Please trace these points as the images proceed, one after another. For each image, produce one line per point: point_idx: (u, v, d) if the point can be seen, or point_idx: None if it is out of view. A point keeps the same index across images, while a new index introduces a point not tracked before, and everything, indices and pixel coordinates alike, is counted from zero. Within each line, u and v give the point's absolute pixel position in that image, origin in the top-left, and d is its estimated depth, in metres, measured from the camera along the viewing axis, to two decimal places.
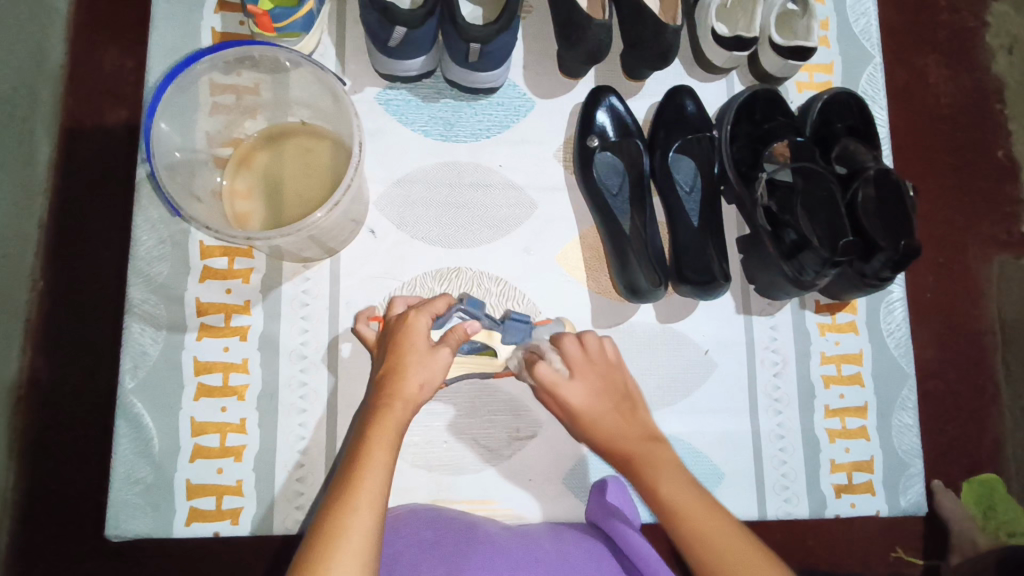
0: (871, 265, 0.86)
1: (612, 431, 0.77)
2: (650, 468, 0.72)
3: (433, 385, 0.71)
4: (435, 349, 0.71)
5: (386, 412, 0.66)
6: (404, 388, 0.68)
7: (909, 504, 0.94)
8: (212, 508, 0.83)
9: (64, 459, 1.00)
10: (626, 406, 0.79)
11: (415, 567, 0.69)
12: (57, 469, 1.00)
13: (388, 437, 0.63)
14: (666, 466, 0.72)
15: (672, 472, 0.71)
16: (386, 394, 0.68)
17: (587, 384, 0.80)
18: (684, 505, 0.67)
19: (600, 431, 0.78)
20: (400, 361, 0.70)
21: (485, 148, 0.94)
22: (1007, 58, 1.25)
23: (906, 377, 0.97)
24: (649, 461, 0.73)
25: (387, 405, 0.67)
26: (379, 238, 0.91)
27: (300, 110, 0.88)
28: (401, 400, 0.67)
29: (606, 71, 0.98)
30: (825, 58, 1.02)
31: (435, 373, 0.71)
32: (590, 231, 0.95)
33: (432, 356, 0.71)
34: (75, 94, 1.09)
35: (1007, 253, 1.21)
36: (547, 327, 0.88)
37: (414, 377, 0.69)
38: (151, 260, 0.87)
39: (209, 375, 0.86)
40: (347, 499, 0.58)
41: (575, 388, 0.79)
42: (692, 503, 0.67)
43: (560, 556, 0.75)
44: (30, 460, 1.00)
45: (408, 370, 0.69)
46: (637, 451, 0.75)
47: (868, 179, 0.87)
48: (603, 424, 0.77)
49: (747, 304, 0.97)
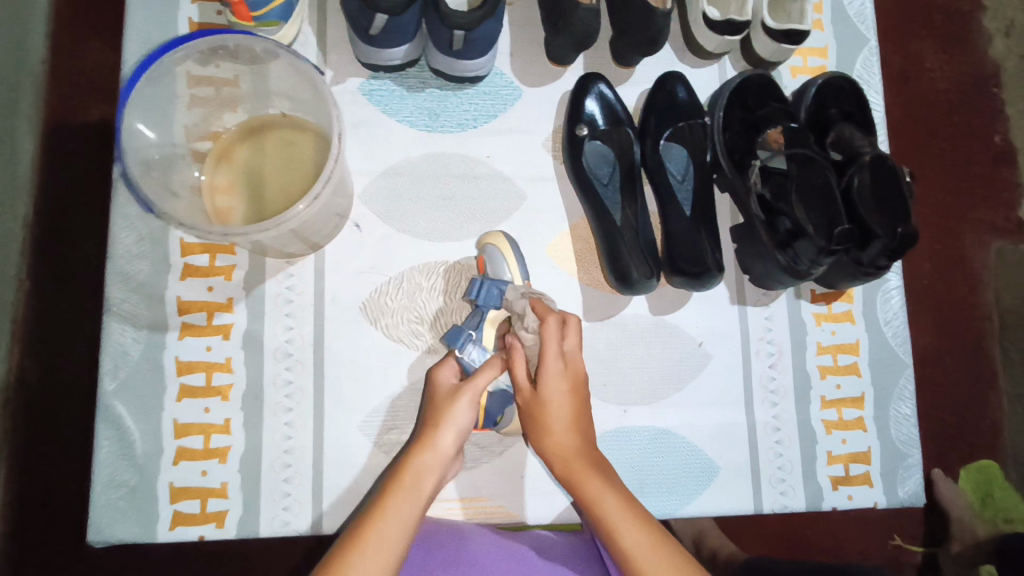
0: (868, 253, 0.84)
1: (559, 423, 0.71)
2: (584, 476, 0.68)
3: (462, 436, 0.70)
4: (457, 390, 0.71)
5: (411, 463, 0.65)
6: (434, 433, 0.68)
7: (907, 495, 0.92)
8: (197, 511, 0.81)
9: (55, 461, 0.98)
10: (586, 407, 0.74)
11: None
12: (48, 471, 0.98)
13: (413, 490, 0.63)
14: (605, 473, 0.69)
15: (610, 481, 0.68)
16: (416, 445, 0.68)
17: (562, 371, 0.72)
18: (619, 518, 0.64)
19: (546, 430, 0.71)
20: (433, 411, 0.71)
21: (472, 139, 0.92)
22: (1004, 41, 1.23)
23: (904, 367, 0.95)
24: (590, 474, 0.68)
25: (411, 455, 0.66)
26: (364, 232, 0.89)
27: (280, 101, 0.85)
28: (433, 451, 0.67)
29: (596, 58, 0.96)
30: (819, 41, 0.99)
31: (462, 423, 0.70)
32: (580, 222, 0.93)
33: (456, 398, 0.70)
34: (57, 90, 1.06)
35: (1004, 238, 1.19)
36: (491, 261, 0.85)
37: (448, 430, 0.68)
38: (130, 258, 0.85)
39: (191, 375, 0.84)
40: (354, 545, 0.58)
41: (548, 367, 0.72)
42: (625, 515, 0.64)
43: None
44: (20, 464, 0.98)
45: (438, 421, 0.69)
46: (575, 454, 0.70)
47: (864, 165, 0.85)
48: (551, 415, 0.71)
49: (742, 294, 0.95)
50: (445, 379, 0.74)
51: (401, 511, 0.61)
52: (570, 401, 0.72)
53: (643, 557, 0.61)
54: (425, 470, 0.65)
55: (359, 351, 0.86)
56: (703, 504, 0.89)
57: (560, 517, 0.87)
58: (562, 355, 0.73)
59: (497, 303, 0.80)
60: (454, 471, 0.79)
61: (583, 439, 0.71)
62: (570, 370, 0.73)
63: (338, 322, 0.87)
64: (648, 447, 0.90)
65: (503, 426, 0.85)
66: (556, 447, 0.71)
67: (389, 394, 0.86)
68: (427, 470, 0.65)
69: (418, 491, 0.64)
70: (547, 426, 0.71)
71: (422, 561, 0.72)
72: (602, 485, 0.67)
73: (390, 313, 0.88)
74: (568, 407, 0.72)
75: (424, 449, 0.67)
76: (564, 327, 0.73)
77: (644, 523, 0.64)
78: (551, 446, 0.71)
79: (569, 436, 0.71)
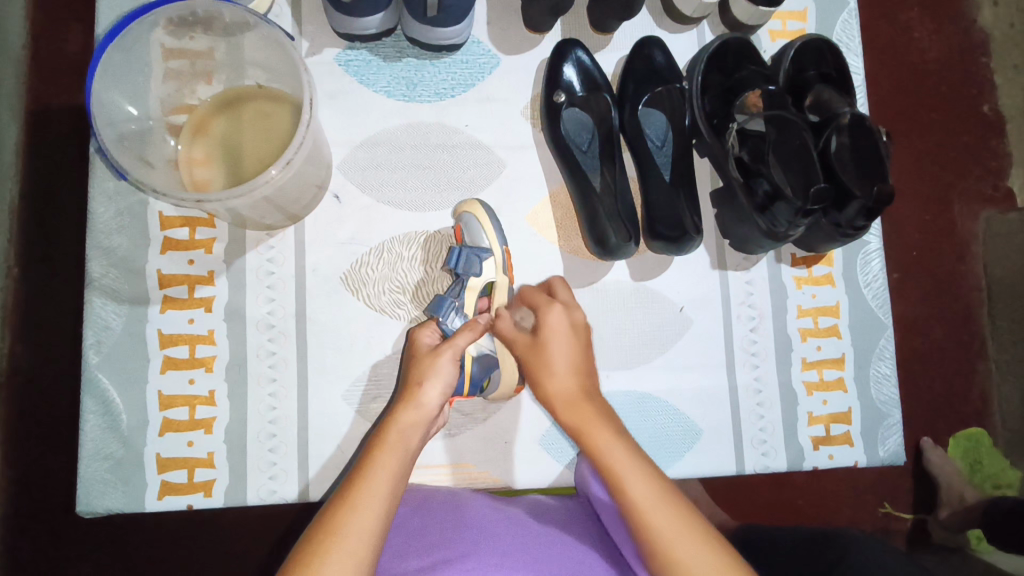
0: (845, 214, 0.83)
1: (561, 365, 0.72)
2: (583, 420, 0.68)
3: (448, 391, 0.70)
4: (439, 351, 0.70)
5: (395, 421, 0.66)
6: (418, 393, 0.68)
7: (887, 454, 0.94)
8: (184, 482, 0.82)
9: (53, 445, 0.99)
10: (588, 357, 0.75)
11: (401, 559, 0.67)
12: (46, 455, 0.98)
13: (398, 446, 0.64)
14: (603, 416, 0.69)
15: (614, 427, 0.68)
16: (401, 402, 0.68)
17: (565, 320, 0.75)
18: (619, 459, 0.64)
19: (544, 376, 0.72)
20: (412, 370, 0.71)
21: (450, 109, 0.92)
22: (993, 10, 1.22)
23: (884, 328, 0.96)
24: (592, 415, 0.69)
25: (396, 412, 0.67)
26: (343, 204, 0.89)
27: (255, 72, 0.85)
28: (417, 407, 0.67)
29: (573, 25, 0.95)
30: (798, 5, 0.99)
31: (447, 378, 0.70)
32: (560, 189, 0.93)
33: (436, 359, 0.70)
34: (37, 72, 1.05)
35: (992, 207, 1.19)
36: (468, 231, 0.85)
37: (432, 386, 0.68)
38: (109, 233, 0.85)
39: (175, 348, 0.84)
40: (347, 500, 0.59)
41: (555, 312, 0.75)
42: (628, 457, 0.65)
43: (546, 543, 0.71)
44: (18, 449, 0.98)
45: (421, 377, 0.69)
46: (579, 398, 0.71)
47: (842, 126, 0.85)
48: (555, 359, 0.72)
49: (722, 259, 0.95)
50: (427, 340, 0.74)
51: (386, 468, 0.62)
52: (572, 349, 0.73)
53: (638, 486, 0.62)
54: (408, 426, 0.66)
55: (342, 323, 0.87)
56: (686, 468, 0.90)
57: (548, 480, 0.88)
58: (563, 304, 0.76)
59: (476, 272, 0.81)
60: (442, 421, 0.82)
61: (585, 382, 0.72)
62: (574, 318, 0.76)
63: (320, 295, 0.87)
64: (632, 412, 0.90)
65: (488, 392, 0.85)
66: (559, 388, 0.72)
67: (370, 363, 0.87)
68: (411, 427, 0.66)
69: (405, 448, 0.64)
70: (548, 367, 0.72)
71: (418, 525, 0.72)
72: (607, 425, 0.68)
73: (371, 284, 0.88)
74: (572, 353, 0.73)
75: (408, 406, 0.67)
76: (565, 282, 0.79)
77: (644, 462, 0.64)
78: (550, 390, 0.72)
79: (567, 380, 0.72)
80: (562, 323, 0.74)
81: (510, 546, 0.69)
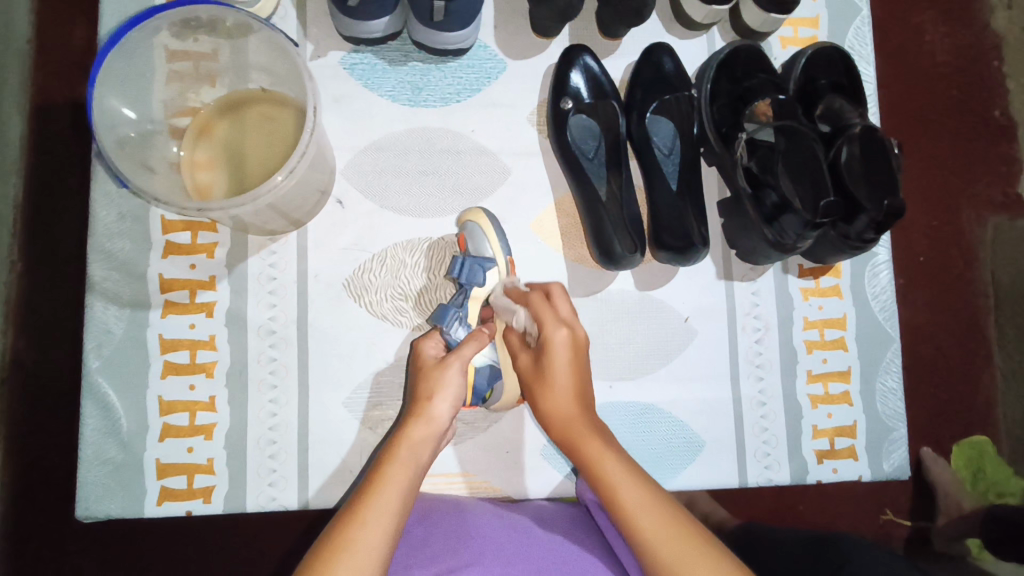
0: (854, 226, 0.83)
1: (561, 389, 0.69)
2: (582, 440, 0.67)
3: (456, 404, 0.69)
4: (446, 363, 0.70)
5: (405, 434, 0.65)
6: (429, 406, 0.67)
7: (892, 469, 0.93)
8: (184, 487, 0.82)
9: (55, 440, 0.98)
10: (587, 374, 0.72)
11: (406, 570, 0.67)
12: (49, 451, 0.98)
13: (408, 460, 0.63)
14: (605, 437, 0.67)
15: (609, 442, 0.66)
16: (411, 415, 0.67)
17: (563, 341, 0.70)
18: (616, 473, 0.63)
19: (542, 401, 0.70)
20: (420, 382, 0.70)
21: (455, 113, 0.91)
22: (1006, 14, 1.20)
23: (891, 341, 0.95)
24: (584, 436, 0.67)
25: (407, 425, 0.66)
26: (346, 209, 0.88)
27: (259, 76, 0.83)
28: (428, 421, 0.67)
29: (582, 29, 0.94)
30: (810, 12, 0.98)
31: (455, 390, 0.69)
32: (566, 197, 0.92)
33: (445, 371, 0.69)
34: (42, 67, 1.04)
35: (1002, 214, 1.17)
36: (473, 238, 0.84)
37: (442, 399, 0.68)
38: (111, 236, 0.85)
39: (175, 353, 0.84)
40: (357, 514, 0.58)
41: (557, 333, 0.70)
42: (624, 474, 0.63)
43: (553, 554, 0.70)
44: (19, 444, 0.98)
45: (430, 391, 0.68)
46: (575, 419, 0.68)
47: (853, 137, 0.83)
48: (554, 382, 0.69)
49: (729, 270, 0.94)
50: (432, 351, 0.73)
51: (397, 482, 0.61)
52: (572, 369, 0.69)
53: (639, 510, 0.60)
54: (419, 440, 0.65)
55: (343, 329, 0.86)
56: (688, 478, 0.90)
57: (550, 492, 0.88)
58: (564, 321, 0.71)
59: (480, 281, 0.80)
60: (449, 437, 0.81)
61: (582, 403, 0.69)
62: (574, 337, 0.70)
63: (322, 300, 0.86)
64: (636, 421, 0.90)
65: (491, 402, 0.84)
66: (555, 411, 0.69)
67: (374, 369, 0.86)
68: (422, 440, 0.65)
69: (415, 462, 0.64)
70: (548, 392, 0.70)
71: (421, 535, 0.71)
72: (600, 445, 0.66)
73: (374, 290, 0.87)
74: (569, 375, 0.69)
75: (418, 418, 0.66)
76: (548, 301, 0.72)
77: (640, 478, 0.63)
78: (550, 412, 0.70)
79: (569, 401, 0.69)
80: (556, 346, 0.69)
81: (515, 554, 0.69)
